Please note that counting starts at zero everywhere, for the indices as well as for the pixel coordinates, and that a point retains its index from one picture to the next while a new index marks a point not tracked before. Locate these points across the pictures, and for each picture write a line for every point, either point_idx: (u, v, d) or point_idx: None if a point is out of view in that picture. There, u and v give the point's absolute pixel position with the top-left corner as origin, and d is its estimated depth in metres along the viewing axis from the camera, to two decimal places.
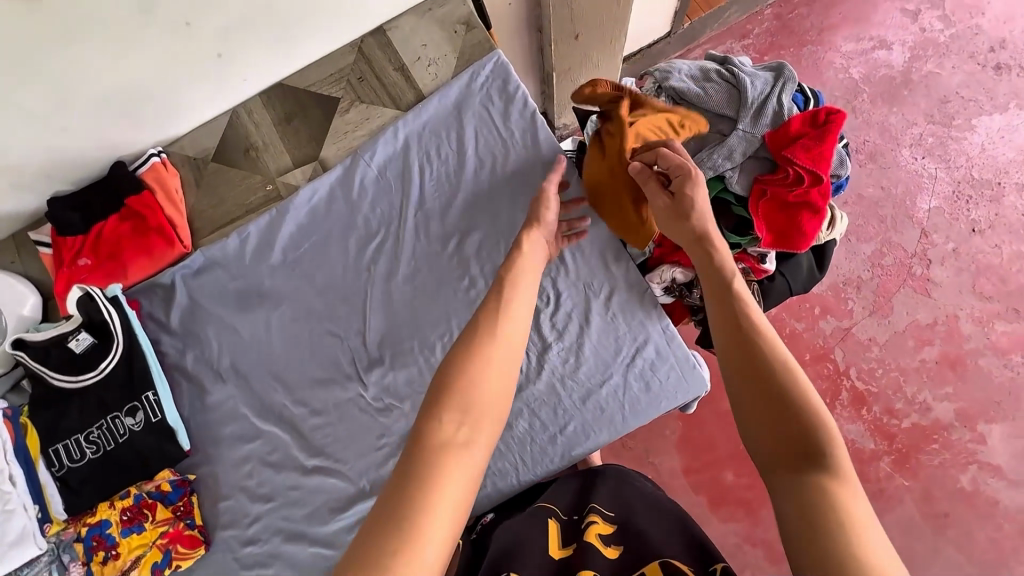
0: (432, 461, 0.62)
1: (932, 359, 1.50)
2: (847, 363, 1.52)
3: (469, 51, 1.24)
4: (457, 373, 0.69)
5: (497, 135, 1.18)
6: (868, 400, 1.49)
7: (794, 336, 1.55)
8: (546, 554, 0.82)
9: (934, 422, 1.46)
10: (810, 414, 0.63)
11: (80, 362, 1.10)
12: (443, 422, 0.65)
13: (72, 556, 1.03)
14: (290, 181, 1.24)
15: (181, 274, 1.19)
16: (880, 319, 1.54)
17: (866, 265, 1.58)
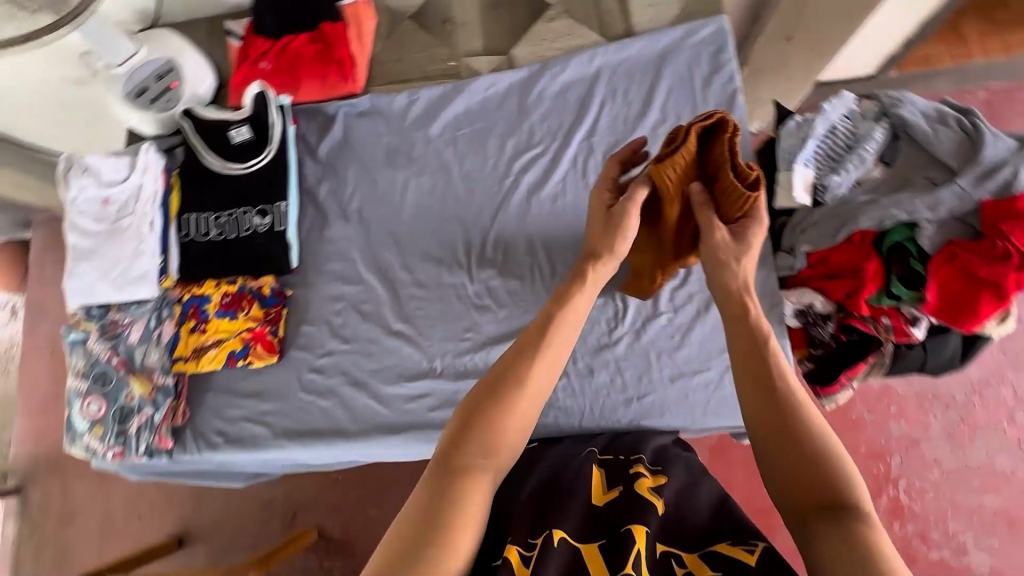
0: (456, 480, 0.59)
1: (990, 509, 1.39)
2: (899, 473, 1.43)
3: (695, 6, 1.19)
4: (502, 385, 0.65)
5: (690, 98, 1.14)
6: (904, 515, 1.41)
7: (861, 423, 1.47)
8: (591, 494, 0.81)
9: (965, 568, 1.36)
10: (825, 450, 0.59)
11: (235, 152, 1.17)
12: (463, 451, 0.61)
13: (170, 314, 1.10)
14: (474, 66, 1.24)
15: (345, 110, 1.23)
16: (954, 446, 1.44)
17: (967, 389, 1.47)
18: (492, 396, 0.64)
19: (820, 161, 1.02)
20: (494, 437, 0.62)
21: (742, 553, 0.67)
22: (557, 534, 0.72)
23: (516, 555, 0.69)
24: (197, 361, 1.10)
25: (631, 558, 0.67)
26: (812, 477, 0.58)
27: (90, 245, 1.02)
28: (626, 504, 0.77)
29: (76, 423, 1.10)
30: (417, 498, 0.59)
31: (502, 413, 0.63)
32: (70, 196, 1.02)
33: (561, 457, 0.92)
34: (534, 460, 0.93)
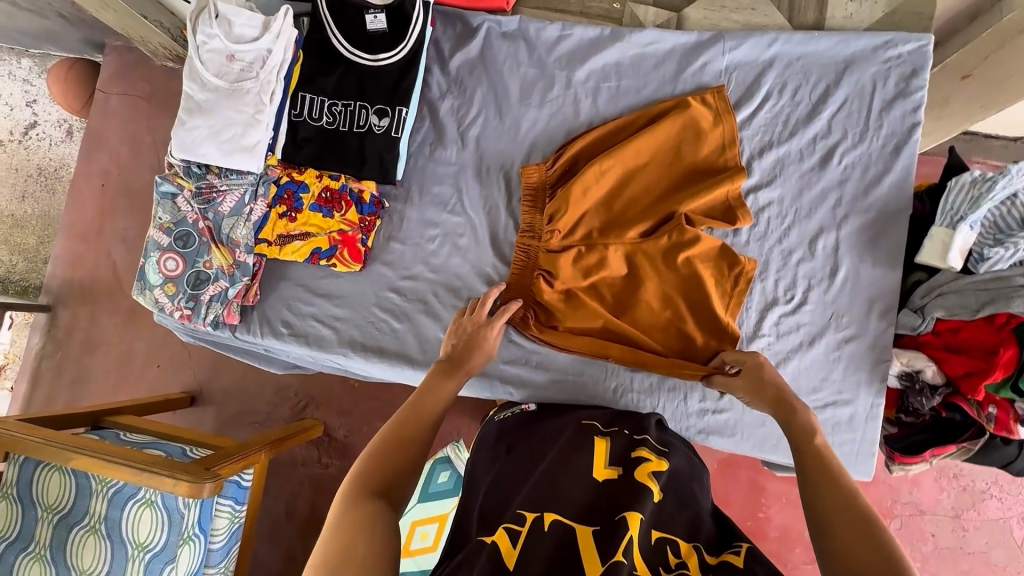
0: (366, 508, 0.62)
1: None
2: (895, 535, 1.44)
3: (903, 14, 1.05)
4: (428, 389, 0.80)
5: (864, 118, 1.04)
6: None
7: (877, 480, 1.46)
8: (591, 472, 0.76)
9: None
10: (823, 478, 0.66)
11: (367, 41, 1.08)
12: (373, 479, 0.66)
13: (265, 193, 1.05)
14: (638, 15, 1.12)
15: (489, 26, 1.13)
16: (955, 525, 1.43)
17: (991, 480, 1.44)
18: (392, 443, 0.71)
19: (984, 228, 0.94)
20: (389, 472, 0.67)
21: (730, 557, 0.65)
22: (550, 517, 0.67)
23: (507, 535, 0.64)
24: (281, 248, 1.07)
25: (624, 542, 0.62)
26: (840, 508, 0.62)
27: (207, 100, 0.96)
28: (624, 486, 0.73)
29: (148, 274, 1.07)
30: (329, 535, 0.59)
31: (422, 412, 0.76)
32: (197, 42, 0.94)
33: (564, 428, 0.89)
34: (534, 432, 0.91)
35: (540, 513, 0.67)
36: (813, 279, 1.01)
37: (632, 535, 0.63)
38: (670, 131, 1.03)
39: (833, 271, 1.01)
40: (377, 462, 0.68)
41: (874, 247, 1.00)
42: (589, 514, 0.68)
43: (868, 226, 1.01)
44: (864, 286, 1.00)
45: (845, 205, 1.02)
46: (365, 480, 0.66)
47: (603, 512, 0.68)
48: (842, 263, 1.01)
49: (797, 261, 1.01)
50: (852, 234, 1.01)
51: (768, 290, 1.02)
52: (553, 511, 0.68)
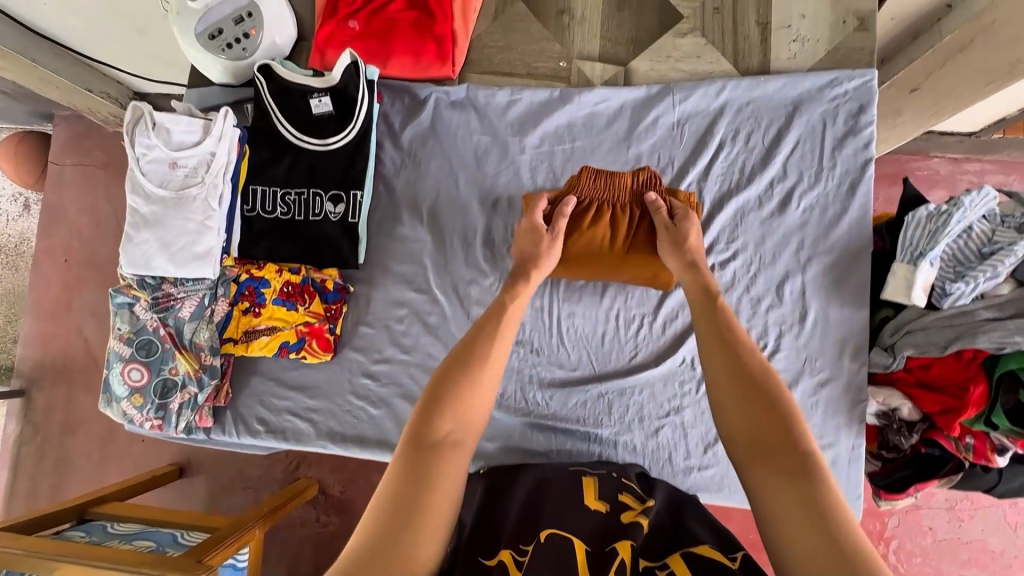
0: (429, 461, 0.62)
1: None
2: (895, 534, 1.43)
3: (844, 52, 1.06)
4: (460, 368, 0.70)
5: (818, 158, 1.04)
6: None
7: None
8: (581, 501, 0.78)
9: None
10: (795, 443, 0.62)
11: (314, 125, 1.06)
12: (438, 427, 0.64)
13: (225, 292, 1.03)
14: (585, 72, 1.11)
15: (437, 97, 1.11)
16: (954, 524, 1.42)
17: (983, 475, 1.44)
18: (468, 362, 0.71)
19: (944, 263, 0.95)
20: (456, 420, 0.66)
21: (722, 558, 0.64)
22: (546, 533, 0.69)
23: (511, 560, 0.65)
24: (248, 345, 1.04)
25: (615, 563, 0.62)
26: (772, 463, 0.61)
27: (153, 211, 0.93)
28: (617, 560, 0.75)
29: (113, 386, 1.04)
30: (390, 478, 0.60)
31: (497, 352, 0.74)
32: (136, 154, 0.92)
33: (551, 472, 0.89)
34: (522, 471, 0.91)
35: (537, 536, 0.69)
36: (784, 325, 1.01)
37: (624, 557, 0.63)
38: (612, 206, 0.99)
39: (802, 315, 1.01)
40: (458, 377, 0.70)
41: (840, 289, 1.01)
42: (591, 537, 0.69)
43: (831, 267, 1.02)
44: (834, 328, 1.00)
45: (808, 248, 1.03)
46: (429, 425, 0.64)
47: (603, 538, 0.69)
48: (810, 307, 1.01)
49: (766, 309, 1.02)
50: (818, 277, 1.02)
51: None
52: (550, 528, 0.70)
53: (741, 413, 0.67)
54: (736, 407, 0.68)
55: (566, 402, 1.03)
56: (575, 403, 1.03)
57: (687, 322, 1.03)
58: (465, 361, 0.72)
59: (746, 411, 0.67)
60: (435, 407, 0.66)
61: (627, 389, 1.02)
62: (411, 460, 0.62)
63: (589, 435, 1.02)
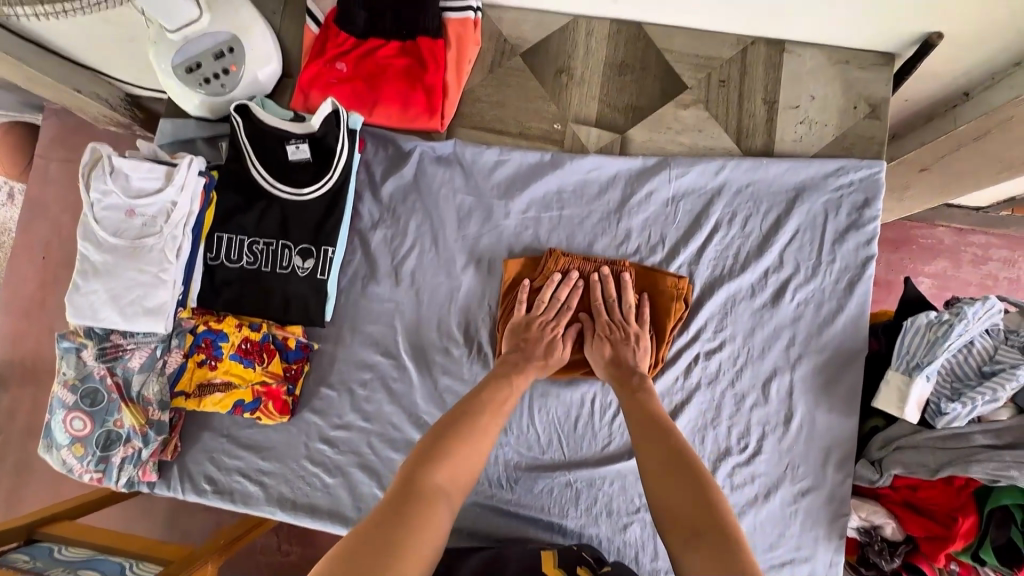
0: (413, 508, 0.63)
1: None
2: None
3: (852, 139, 1.01)
4: (449, 430, 0.75)
5: (816, 249, 0.99)
6: None
7: None
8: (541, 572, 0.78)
9: None
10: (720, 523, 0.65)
11: (290, 173, 1.00)
12: (427, 477, 0.68)
13: (179, 344, 0.97)
14: (580, 136, 1.06)
15: (423, 150, 1.06)
16: None
17: None
18: (462, 421, 0.76)
19: (941, 377, 0.89)
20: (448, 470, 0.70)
21: None
22: None
23: None
24: (200, 400, 0.99)
25: None
26: (700, 542, 0.64)
27: (104, 261, 0.87)
28: None
29: (55, 433, 0.99)
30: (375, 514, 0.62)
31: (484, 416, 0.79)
32: (91, 199, 0.87)
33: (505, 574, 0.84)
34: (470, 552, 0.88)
35: None
36: (767, 425, 0.96)
37: None
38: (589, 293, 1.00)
39: (788, 417, 0.96)
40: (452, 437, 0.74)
41: (829, 390, 0.95)
42: None
43: (821, 368, 0.96)
44: (820, 434, 0.95)
45: (799, 345, 0.97)
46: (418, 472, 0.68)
47: None
48: (796, 409, 0.96)
49: (750, 407, 0.96)
50: (806, 378, 0.96)
51: (721, 439, 0.96)
52: None
53: (670, 495, 0.70)
54: (667, 485, 0.70)
55: (531, 488, 0.97)
56: (541, 490, 0.97)
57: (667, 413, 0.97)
58: (457, 424, 0.76)
59: (673, 491, 0.70)
60: (423, 462, 0.69)
61: (597, 480, 0.96)
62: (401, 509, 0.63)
63: (554, 526, 0.96)
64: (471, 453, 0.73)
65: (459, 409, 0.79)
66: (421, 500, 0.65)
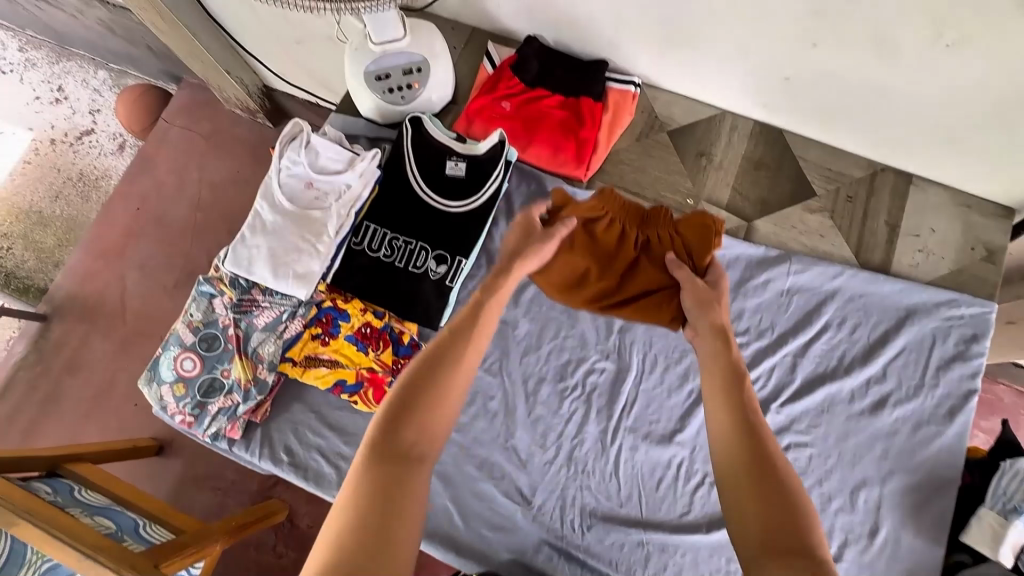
0: (399, 497, 0.61)
1: None
2: None
3: (965, 276, 1.07)
4: (440, 362, 0.69)
5: (920, 370, 1.02)
6: None
7: None
8: None
9: None
10: None
11: (442, 184, 1.08)
12: (402, 436, 0.64)
13: (304, 313, 1.02)
14: (709, 216, 1.14)
15: (562, 193, 1.14)
16: None
17: None
18: (449, 355, 0.70)
19: None
20: (422, 431, 0.65)
21: None
22: None
23: None
24: (304, 371, 1.02)
25: None
26: None
27: (275, 221, 0.96)
28: None
29: (161, 368, 1.02)
30: (359, 486, 0.61)
31: (473, 353, 0.72)
32: (281, 166, 0.97)
33: None
34: None
35: None
36: (850, 533, 0.95)
37: None
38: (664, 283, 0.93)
39: (872, 530, 0.95)
40: (432, 368, 0.69)
41: (916, 511, 0.96)
42: None
43: (911, 489, 0.97)
44: (903, 555, 0.94)
45: (891, 459, 0.98)
46: (389, 432, 0.64)
47: None
48: (880, 523, 0.96)
49: (835, 510, 0.96)
50: (893, 494, 0.97)
51: None
52: None
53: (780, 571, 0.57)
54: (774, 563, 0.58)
55: (602, 538, 0.96)
56: (613, 544, 0.96)
57: None
58: (446, 356, 0.70)
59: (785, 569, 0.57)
60: (401, 397, 0.67)
61: (670, 546, 0.95)
62: (372, 476, 0.61)
63: None
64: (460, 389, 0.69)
65: (446, 342, 0.71)
66: (399, 470, 0.62)
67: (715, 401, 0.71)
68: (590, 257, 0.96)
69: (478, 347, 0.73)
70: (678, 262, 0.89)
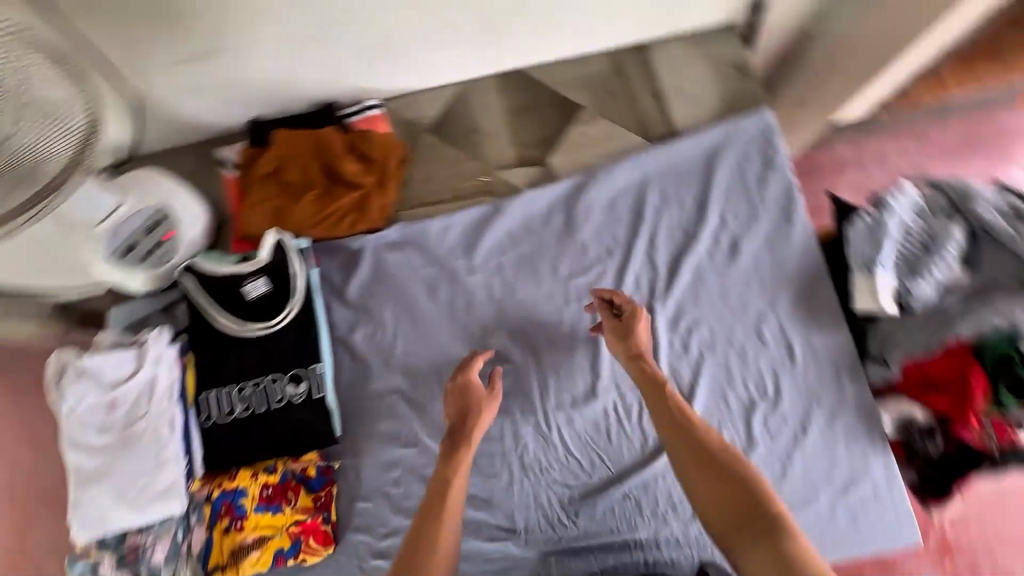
0: None
1: None
2: None
3: (736, 99, 1.14)
4: (426, 522, 0.76)
5: (746, 199, 1.08)
6: None
7: None
8: None
9: None
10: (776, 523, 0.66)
11: (252, 310, 1.01)
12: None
13: (199, 517, 0.94)
14: (509, 180, 1.13)
15: (372, 244, 1.10)
16: None
17: None
18: (432, 518, 0.77)
19: (899, 264, 0.97)
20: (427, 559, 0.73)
21: None
22: None
23: None
24: (236, 568, 0.92)
25: None
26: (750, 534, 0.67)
27: (103, 463, 0.91)
28: None
29: None
30: None
31: (457, 477, 0.80)
32: (71, 410, 0.91)
33: None
34: None
35: None
36: (777, 366, 1.00)
37: None
38: (352, 199, 1.08)
39: (790, 351, 1.01)
40: (427, 530, 0.75)
41: (812, 312, 1.02)
42: None
43: (798, 298, 1.02)
44: (823, 355, 1.00)
45: (770, 285, 1.04)
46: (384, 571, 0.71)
47: None
48: (794, 341, 1.01)
49: (755, 355, 1.01)
50: (790, 312, 1.02)
51: (743, 394, 1.00)
52: None
53: (710, 498, 0.72)
54: (708, 482, 0.72)
55: (592, 515, 0.96)
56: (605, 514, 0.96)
57: (687, 392, 1.00)
58: (427, 525, 0.76)
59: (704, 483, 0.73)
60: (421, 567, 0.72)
61: (648, 483, 0.96)
62: None
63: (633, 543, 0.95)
64: (452, 521, 0.77)
65: (429, 503, 0.78)
66: None
67: (688, 468, 0.75)
68: (284, 193, 1.08)
69: (461, 483, 0.80)
70: (339, 160, 1.07)
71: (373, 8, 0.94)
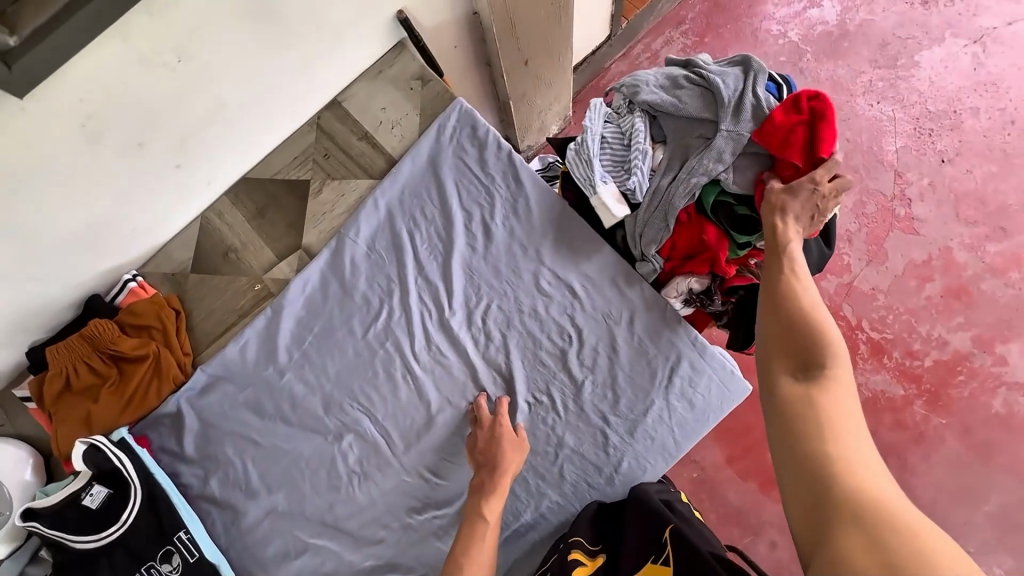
0: None
1: (936, 294, 1.61)
2: (858, 317, 1.61)
3: (430, 104, 1.21)
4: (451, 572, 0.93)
5: (478, 184, 1.15)
6: (886, 347, 1.59)
7: None
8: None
9: (955, 355, 1.56)
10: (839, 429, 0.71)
11: (99, 519, 1.02)
12: None
13: None
14: (278, 276, 1.18)
15: (185, 398, 1.13)
16: (877, 267, 1.64)
17: (852, 217, 1.68)
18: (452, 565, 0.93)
19: (612, 171, 1.03)
20: None
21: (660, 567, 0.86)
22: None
23: None
24: None
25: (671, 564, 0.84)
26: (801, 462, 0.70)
27: None
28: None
29: None
30: None
31: (480, 532, 0.96)
32: None
33: None
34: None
35: None
36: (567, 311, 1.09)
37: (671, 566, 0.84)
38: (148, 369, 1.11)
39: (572, 292, 1.09)
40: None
41: (574, 249, 1.09)
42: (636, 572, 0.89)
43: (557, 244, 1.09)
44: (599, 279, 1.08)
45: (530, 245, 1.11)
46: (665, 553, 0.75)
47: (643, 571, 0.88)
48: (569, 282, 1.09)
49: (545, 309, 1.09)
50: (556, 259, 1.09)
51: (552, 348, 1.09)
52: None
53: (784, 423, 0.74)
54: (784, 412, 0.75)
55: None
56: None
57: (504, 373, 1.09)
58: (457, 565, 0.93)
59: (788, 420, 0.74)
60: None
61: None
62: None
63: (527, 523, 1.07)
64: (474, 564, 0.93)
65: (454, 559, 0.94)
66: None
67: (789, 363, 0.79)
68: (85, 396, 1.09)
69: (485, 532, 0.96)
70: (121, 347, 1.07)
71: (62, 212, 0.97)
